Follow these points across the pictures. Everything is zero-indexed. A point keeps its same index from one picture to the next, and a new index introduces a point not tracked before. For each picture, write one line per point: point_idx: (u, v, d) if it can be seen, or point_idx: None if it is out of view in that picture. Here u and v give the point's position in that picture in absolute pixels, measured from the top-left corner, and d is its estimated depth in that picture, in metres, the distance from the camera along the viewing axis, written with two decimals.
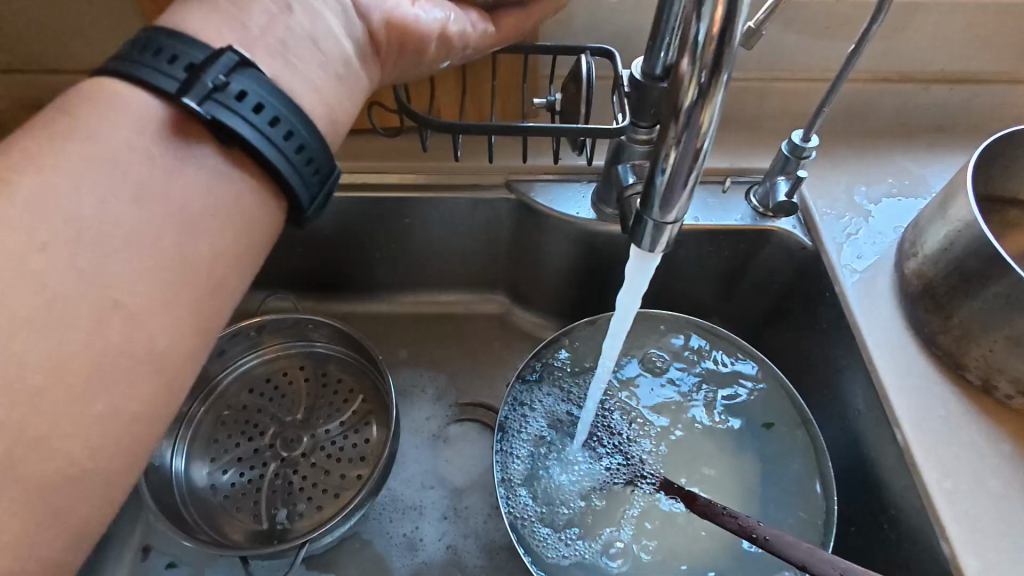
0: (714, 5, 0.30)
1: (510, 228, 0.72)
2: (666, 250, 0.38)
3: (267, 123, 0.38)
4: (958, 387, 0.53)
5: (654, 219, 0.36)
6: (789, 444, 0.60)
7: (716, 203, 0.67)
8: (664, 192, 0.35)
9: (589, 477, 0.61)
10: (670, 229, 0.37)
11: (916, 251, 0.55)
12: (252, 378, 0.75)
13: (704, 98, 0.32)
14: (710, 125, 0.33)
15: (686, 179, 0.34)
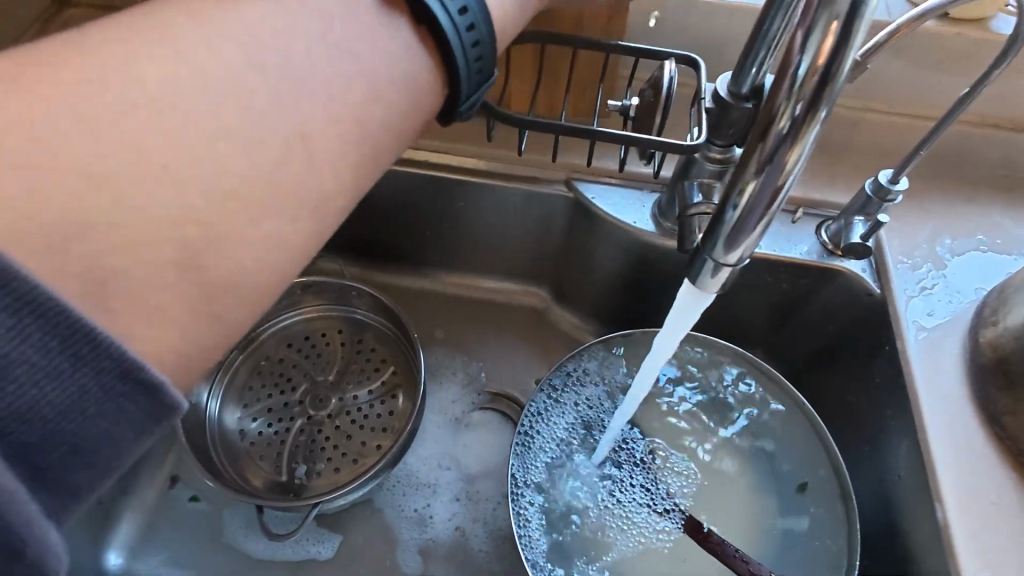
0: (822, 37, 0.27)
1: (564, 225, 0.71)
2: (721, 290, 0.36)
3: (456, 7, 0.36)
4: (1017, 474, 0.48)
5: (715, 257, 0.34)
6: (818, 495, 0.57)
7: (782, 233, 0.64)
8: (731, 230, 0.33)
9: (605, 491, 0.60)
10: (730, 269, 0.35)
11: (996, 320, 0.51)
12: (292, 334, 0.78)
13: (794, 136, 0.29)
14: (795, 167, 0.30)
15: (758, 220, 0.32)
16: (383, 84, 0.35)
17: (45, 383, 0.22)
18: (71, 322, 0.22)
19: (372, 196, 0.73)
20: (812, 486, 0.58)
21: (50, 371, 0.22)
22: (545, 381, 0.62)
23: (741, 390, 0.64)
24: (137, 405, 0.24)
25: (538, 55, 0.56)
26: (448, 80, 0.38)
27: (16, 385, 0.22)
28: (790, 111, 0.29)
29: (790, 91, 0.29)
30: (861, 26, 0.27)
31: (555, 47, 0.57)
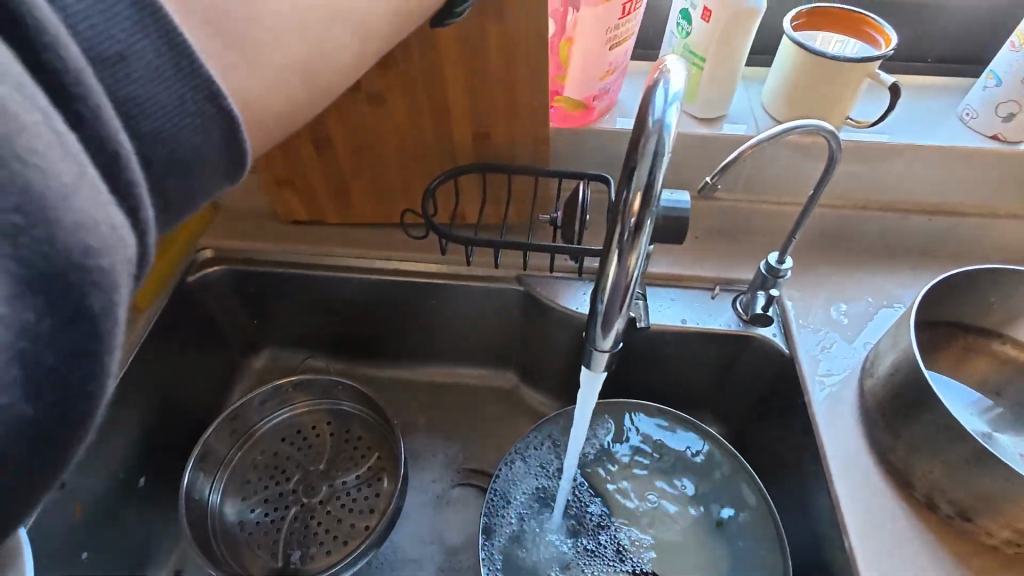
0: (632, 197, 0.40)
1: (519, 314, 0.82)
2: (608, 369, 0.48)
3: None
4: (906, 503, 0.57)
5: (594, 347, 0.46)
6: (753, 538, 0.65)
7: (703, 307, 0.75)
8: (600, 328, 0.45)
9: (568, 550, 0.67)
10: (607, 354, 0.47)
11: (872, 371, 0.62)
12: (285, 428, 0.86)
13: (627, 262, 0.42)
14: (633, 281, 0.42)
15: (616, 321, 0.44)
16: None
17: (167, 82, 0.31)
18: (180, 52, 0.31)
19: (353, 301, 0.84)
20: (747, 530, 0.66)
21: (170, 75, 0.31)
22: (507, 454, 0.70)
23: (681, 448, 0.72)
24: (214, 134, 0.34)
25: (482, 181, 0.70)
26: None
27: (137, 71, 0.30)
28: (624, 234, 0.41)
29: (623, 215, 0.41)
30: (659, 169, 0.39)
31: (494, 175, 0.71)
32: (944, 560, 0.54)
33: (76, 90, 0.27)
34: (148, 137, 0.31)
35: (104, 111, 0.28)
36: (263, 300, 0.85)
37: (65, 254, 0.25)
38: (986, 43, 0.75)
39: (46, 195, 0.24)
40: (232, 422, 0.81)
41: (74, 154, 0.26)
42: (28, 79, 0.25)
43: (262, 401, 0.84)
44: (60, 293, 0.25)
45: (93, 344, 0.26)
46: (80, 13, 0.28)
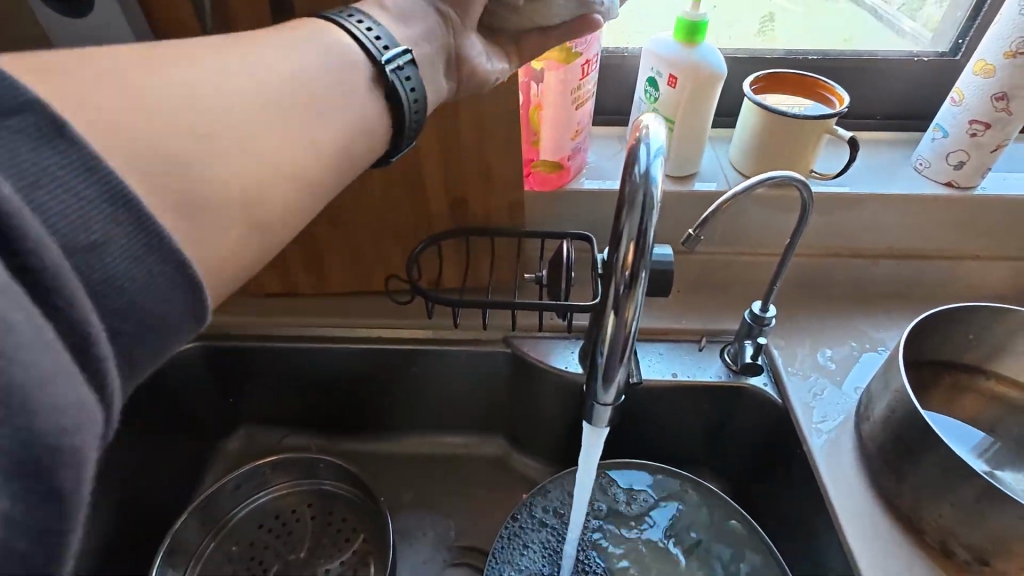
0: (625, 250, 0.40)
1: (506, 378, 0.80)
2: (610, 422, 0.47)
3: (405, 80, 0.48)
4: (921, 551, 0.55)
5: (598, 401, 0.45)
6: None
7: (692, 360, 0.74)
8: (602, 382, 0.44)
9: None
10: (610, 407, 0.45)
11: (868, 415, 0.61)
12: (262, 514, 0.81)
13: (625, 311, 0.41)
14: (631, 331, 0.42)
15: (616, 372, 0.43)
16: None
17: (135, 255, 0.31)
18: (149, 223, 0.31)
19: (335, 373, 0.81)
20: None
21: (141, 250, 0.31)
22: (504, 526, 0.65)
23: (681, 504, 0.70)
24: (187, 299, 0.33)
25: (465, 245, 0.70)
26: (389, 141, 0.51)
27: (106, 250, 0.30)
28: (619, 285, 0.41)
29: (616, 273, 0.41)
30: (650, 221, 0.40)
31: (476, 238, 0.71)
32: None
33: (50, 289, 0.27)
34: (117, 313, 0.31)
35: (78, 298, 0.28)
36: (240, 378, 0.82)
37: (31, 445, 0.26)
38: (926, 100, 0.81)
39: (22, 390, 0.25)
40: (207, 511, 0.77)
41: (46, 345, 0.27)
42: (12, 283, 0.26)
43: (237, 485, 0.79)
44: (32, 483, 0.26)
45: (59, 523, 0.27)
46: (57, 204, 0.29)
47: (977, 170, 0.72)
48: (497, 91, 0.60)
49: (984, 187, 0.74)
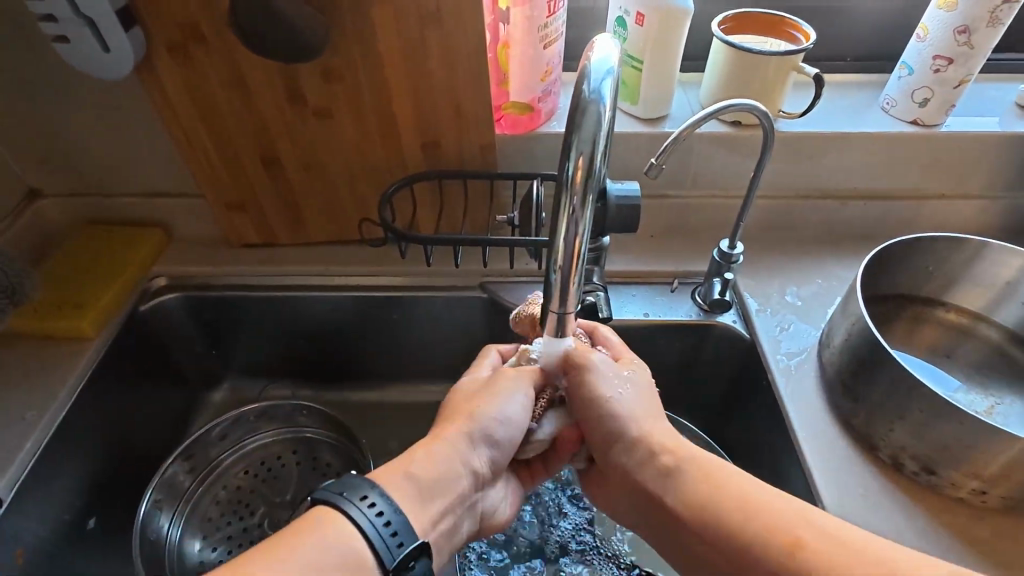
0: (575, 163, 0.41)
1: (482, 324, 0.82)
2: (570, 331, 0.48)
3: (386, 530, 0.43)
4: (876, 467, 0.57)
5: (556, 309, 0.46)
6: None
7: (664, 301, 0.76)
8: (558, 290, 0.45)
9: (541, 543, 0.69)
10: (569, 315, 0.47)
11: (829, 343, 0.63)
12: (250, 460, 0.82)
13: (577, 222, 0.43)
14: (583, 240, 0.43)
15: (571, 280, 0.45)
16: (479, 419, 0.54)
17: None
18: None
19: (315, 321, 0.83)
20: None
21: None
22: None
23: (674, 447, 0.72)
24: None
25: (438, 187, 0.71)
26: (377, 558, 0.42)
27: None
28: (571, 199, 0.42)
29: (570, 186, 0.42)
30: (600, 134, 0.40)
31: (448, 181, 0.72)
32: (916, 516, 0.54)
33: None
34: None
35: None
36: (220, 329, 0.83)
37: None
38: (895, 41, 0.81)
39: None
40: (196, 459, 0.79)
41: None
42: None
43: (226, 432, 0.81)
44: None
45: None
46: None
47: (942, 107, 0.73)
48: (462, 27, 0.60)
49: (948, 125, 0.75)
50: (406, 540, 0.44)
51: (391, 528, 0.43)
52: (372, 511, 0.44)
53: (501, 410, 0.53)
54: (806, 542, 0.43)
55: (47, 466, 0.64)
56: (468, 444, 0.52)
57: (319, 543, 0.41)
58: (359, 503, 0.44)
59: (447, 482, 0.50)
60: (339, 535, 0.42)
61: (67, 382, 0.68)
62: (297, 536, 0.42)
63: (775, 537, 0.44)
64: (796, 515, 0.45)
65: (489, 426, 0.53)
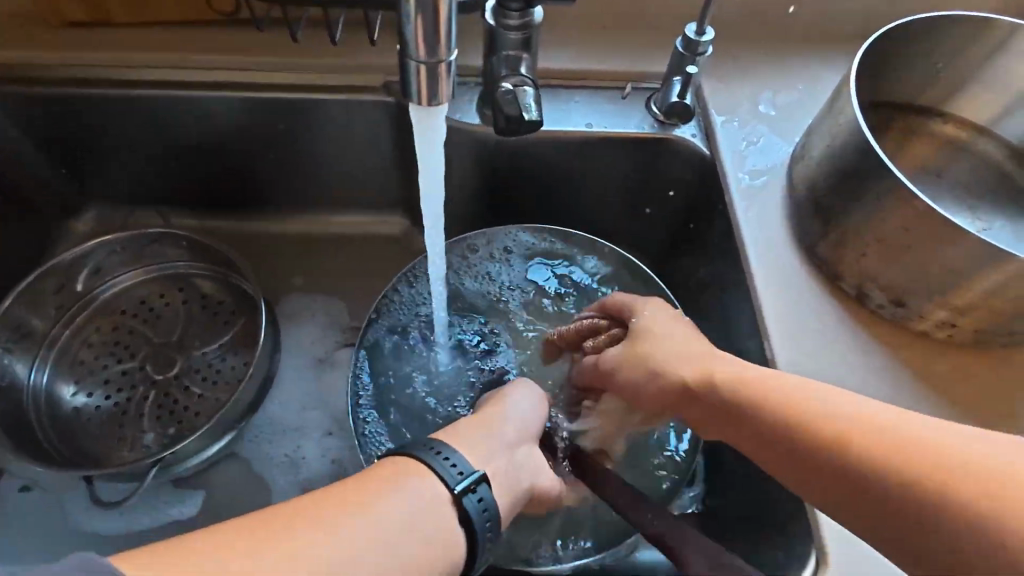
0: None
1: (392, 140, 0.67)
2: (443, 97, 0.38)
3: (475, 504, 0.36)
4: (836, 299, 0.49)
5: (415, 60, 0.35)
6: None
7: (613, 110, 0.62)
8: (418, 31, 0.34)
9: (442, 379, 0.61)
10: (438, 70, 0.36)
11: (804, 155, 0.52)
12: (126, 299, 0.71)
13: None
14: None
15: (437, 16, 0.33)
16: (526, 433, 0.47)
17: None
18: None
19: (183, 132, 0.66)
20: None
21: None
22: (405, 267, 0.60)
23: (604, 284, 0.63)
24: None
25: None
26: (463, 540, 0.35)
27: None
28: None
29: None
30: None
31: None
32: (870, 352, 0.47)
33: None
34: None
35: None
36: (59, 140, 0.65)
37: None
38: None
39: None
40: (55, 296, 0.67)
41: None
42: None
43: (89, 266, 0.68)
44: None
45: None
46: None
47: None
48: None
49: None
50: (490, 501, 0.37)
51: (481, 497, 0.36)
52: (461, 471, 0.37)
53: (514, 409, 0.46)
54: (923, 448, 0.32)
55: None
56: (506, 430, 0.44)
57: (371, 503, 0.33)
58: (436, 457, 0.37)
59: (495, 445, 0.42)
60: (416, 492, 0.34)
61: None
62: (293, 503, 0.32)
63: (861, 445, 0.34)
64: (853, 416, 0.35)
65: (512, 412, 0.46)
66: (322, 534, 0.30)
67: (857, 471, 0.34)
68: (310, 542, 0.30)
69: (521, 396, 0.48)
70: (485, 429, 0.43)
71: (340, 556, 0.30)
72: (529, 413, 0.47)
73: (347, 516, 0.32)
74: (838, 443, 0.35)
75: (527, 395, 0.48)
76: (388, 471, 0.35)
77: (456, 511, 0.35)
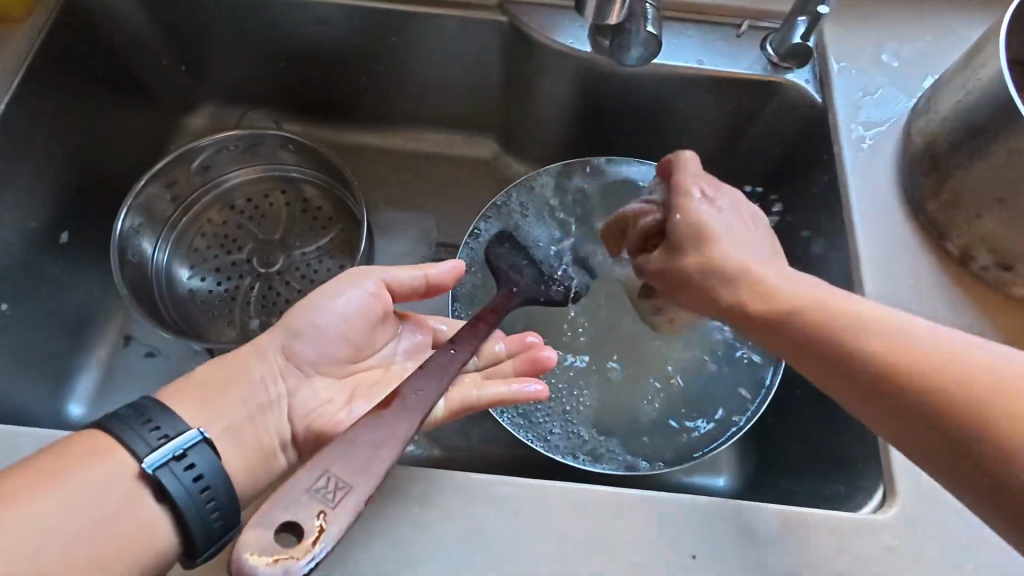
0: None
1: (498, 62, 0.68)
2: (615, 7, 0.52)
3: (188, 480, 0.36)
4: (936, 259, 0.50)
5: None
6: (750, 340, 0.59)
7: (726, 48, 0.61)
8: None
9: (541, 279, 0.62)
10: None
11: (928, 109, 0.51)
12: (235, 196, 0.76)
13: None
14: None
15: None
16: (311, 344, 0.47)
17: None
18: None
19: (300, 36, 0.69)
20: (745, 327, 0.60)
21: None
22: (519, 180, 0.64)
23: None
24: None
25: None
26: (181, 529, 0.37)
27: None
28: None
29: None
30: None
31: None
32: (965, 314, 0.48)
33: None
34: None
35: None
36: (187, 36, 0.69)
37: None
38: None
39: None
40: (175, 186, 0.72)
41: None
42: None
43: (206, 162, 0.73)
44: None
45: None
46: None
47: None
48: None
49: None
50: (215, 484, 0.37)
51: (188, 461, 0.36)
52: (165, 439, 0.37)
53: (332, 315, 0.47)
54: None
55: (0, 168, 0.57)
56: (279, 377, 0.46)
57: (72, 488, 0.36)
58: (145, 430, 0.37)
59: (244, 381, 0.44)
60: (109, 472, 0.36)
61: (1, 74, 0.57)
62: (24, 468, 0.36)
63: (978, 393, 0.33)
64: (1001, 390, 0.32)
65: (317, 319, 0.47)
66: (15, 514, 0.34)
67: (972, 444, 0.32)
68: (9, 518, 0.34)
69: (341, 306, 0.47)
70: (222, 384, 0.44)
71: (4, 533, 0.34)
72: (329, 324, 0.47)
73: (34, 498, 0.35)
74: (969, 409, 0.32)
75: (347, 293, 0.47)
76: (87, 445, 0.37)
77: (157, 483, 0.36)
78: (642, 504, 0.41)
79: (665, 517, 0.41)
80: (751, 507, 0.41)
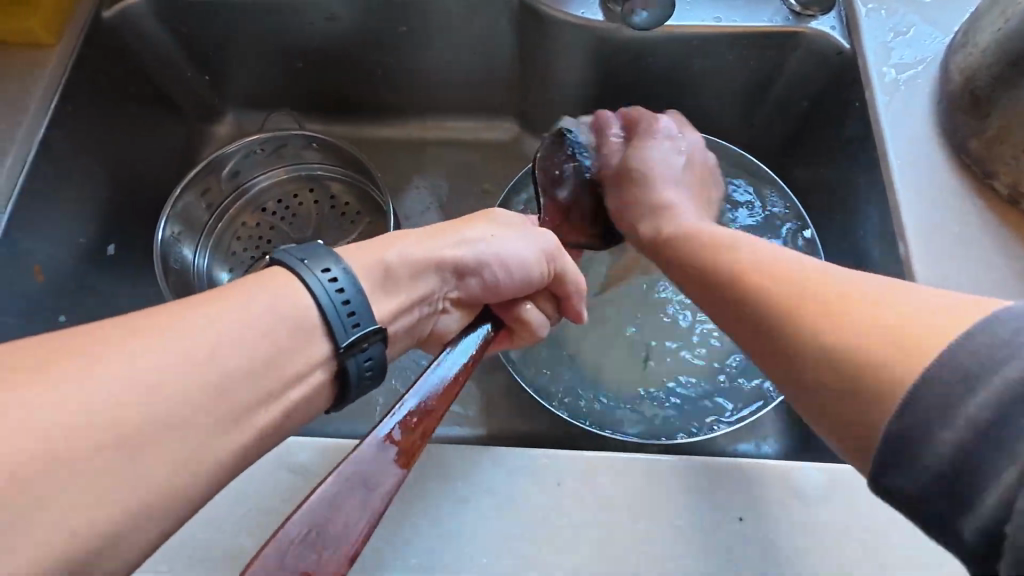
0: None
1: (510, 40, 0.68)
2: None
3: (337, 299, 0.37)
4: (982, 202, 0.47)
5: None
6: None
7: (744, 2, 0.59)
8: None
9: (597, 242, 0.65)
10: None
11: (965, 43, 0.48)
12: (267, 199, 0.78)
13: None
14: None
15: None
16: (498, 270, 0.48)
17: None
18: None
19: (312, 35, 0.70)
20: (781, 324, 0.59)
21: None
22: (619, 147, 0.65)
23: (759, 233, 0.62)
24: None
25: None
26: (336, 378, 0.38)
27: None
28: None
29: None
30: None
31: None
32: (1018, 257, 0.46)
33: None
34: None
35: None
36: (205, 47, 0.71)
37: None
38: None
39: None
40: (208, 194, 0.74)
41: None
42: None
43: (237, 168, 0.75)
44: None
45: None
46: None
47: None
48: None
49: None
50: (358, 310, 0.38)
51: (345, 297, 0.38)
52: (330, 280, 0.38)
53: (505, 240, 0.48)
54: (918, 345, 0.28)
55: (42, 188, 0.60)
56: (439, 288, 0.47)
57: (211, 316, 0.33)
58: (322, 273, 0.38)
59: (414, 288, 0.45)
60: (270, 303, 0.35)
61: (38, 100, 0.60)
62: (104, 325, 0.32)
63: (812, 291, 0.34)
64: (885, 330, 0.30)
65: (491, 249, 0.48)
66: (158, 344, 0.31)
67: (821, 370, 0.31)
68: (127, 368, 0.30)
69: (444, 411, 0.39)
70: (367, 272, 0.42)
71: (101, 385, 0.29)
72: (348, 538, 0.32)
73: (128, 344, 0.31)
74: (830, 327, 0.32)
75: (517, 235, 0.49)
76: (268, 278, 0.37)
77: (338, 368, 0.38)
78: (682, 469, 0.41)
79: (707, 482, 0.41)
80: (788, 468, 0.41)
